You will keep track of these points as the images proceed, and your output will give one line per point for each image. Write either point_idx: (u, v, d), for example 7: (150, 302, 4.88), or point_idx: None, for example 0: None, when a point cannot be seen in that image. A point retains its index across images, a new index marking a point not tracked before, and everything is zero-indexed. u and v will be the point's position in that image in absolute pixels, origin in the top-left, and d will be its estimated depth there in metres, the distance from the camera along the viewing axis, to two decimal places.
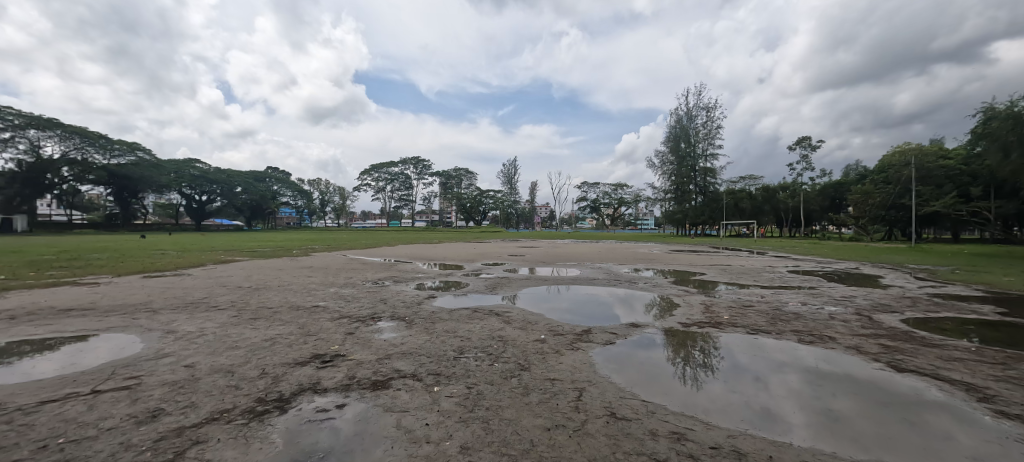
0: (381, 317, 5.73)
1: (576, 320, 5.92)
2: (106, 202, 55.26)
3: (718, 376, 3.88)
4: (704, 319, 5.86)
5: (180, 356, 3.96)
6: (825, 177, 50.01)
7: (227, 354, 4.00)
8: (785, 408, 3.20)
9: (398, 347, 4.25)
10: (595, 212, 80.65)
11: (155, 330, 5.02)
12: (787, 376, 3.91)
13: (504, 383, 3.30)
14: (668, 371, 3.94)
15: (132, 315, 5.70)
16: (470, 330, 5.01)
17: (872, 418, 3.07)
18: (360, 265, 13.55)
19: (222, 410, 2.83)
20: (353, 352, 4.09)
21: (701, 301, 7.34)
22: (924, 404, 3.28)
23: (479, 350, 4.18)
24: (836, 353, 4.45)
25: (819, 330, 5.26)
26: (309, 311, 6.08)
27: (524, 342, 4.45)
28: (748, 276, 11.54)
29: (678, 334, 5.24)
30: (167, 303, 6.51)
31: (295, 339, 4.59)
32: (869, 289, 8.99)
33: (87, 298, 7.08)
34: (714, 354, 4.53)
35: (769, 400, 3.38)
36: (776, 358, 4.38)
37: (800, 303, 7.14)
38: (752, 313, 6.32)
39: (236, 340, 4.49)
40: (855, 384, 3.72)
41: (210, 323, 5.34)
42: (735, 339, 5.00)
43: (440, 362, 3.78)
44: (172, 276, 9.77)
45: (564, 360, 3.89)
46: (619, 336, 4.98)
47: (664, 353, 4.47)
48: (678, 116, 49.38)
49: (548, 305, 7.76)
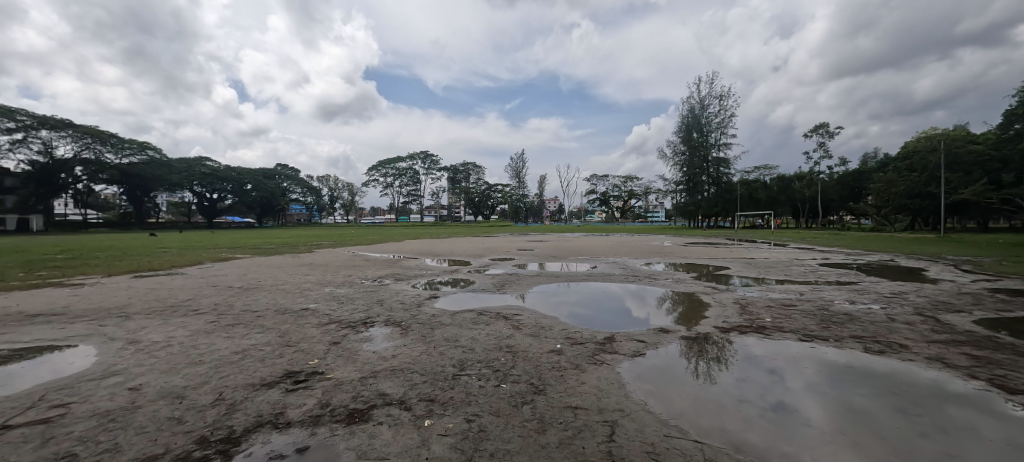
0: (374, 322, 5.07)
1: (591, 323, 5.18)
2: (121, 201, 56.36)
3: (746, 382, 3.37)
4: (744, 322, 5.04)
5: (130, 375, 3.34)
6: (843, 166, 48.49)
7: (186, 373, 3.36)
8: (856, 433, 2.57)
9: (387, 362, 3.58)
10: (605, 205, 79.60)
11: (118, 339, 4.44)
12: (829, 386, 3.32)
13: (513, 412, 2.64)
14: (694, 383, 3.29)
15: (100, 322, 5.11)
16: (475, 337, 4.32)
17: (956, 441, 2.49)
18: (362, 262, 12.93)
19: (148, 458, 2.18)
20: (333, 370, 3.43)
21: (734, 299, 6.53)
22: (1013, 421, 2.71)
23: (483, 364, 3.49)
24: (902, 363, 3.72)
25: (884, 336, 4.47)
26: (294, 314, 5.44)
27: (537, 354, 3.75)
28: (777, 270, 10.65)
29: (703, 335, 4.58)
30: (143, 307, 5.95)
31: (272, 351, 3.93)
32: (918, 285, 8.07)
33: (62, 301, 6.56)
34: (749, 359, 3.90)
35: (830, 416, 2.81)
36: (812, 363, 3.79)
37: (847, 301, 6.29)
38: (797, 313, 5.48)
39: (202, 353, 3.87)
40: (919, 391, 3.18)
41: (182, 330, 4.70)
42: (761, 339, 4.40)
43: (436, 383, 3.11)
44: (163, 276, 9.28)
45: (586, 379, 3.17)
46: (648, 344, 4.18)
47: (682, 355, 3.90)
48: (690, 105, 48.05)
49: (559, 301, 7.04)
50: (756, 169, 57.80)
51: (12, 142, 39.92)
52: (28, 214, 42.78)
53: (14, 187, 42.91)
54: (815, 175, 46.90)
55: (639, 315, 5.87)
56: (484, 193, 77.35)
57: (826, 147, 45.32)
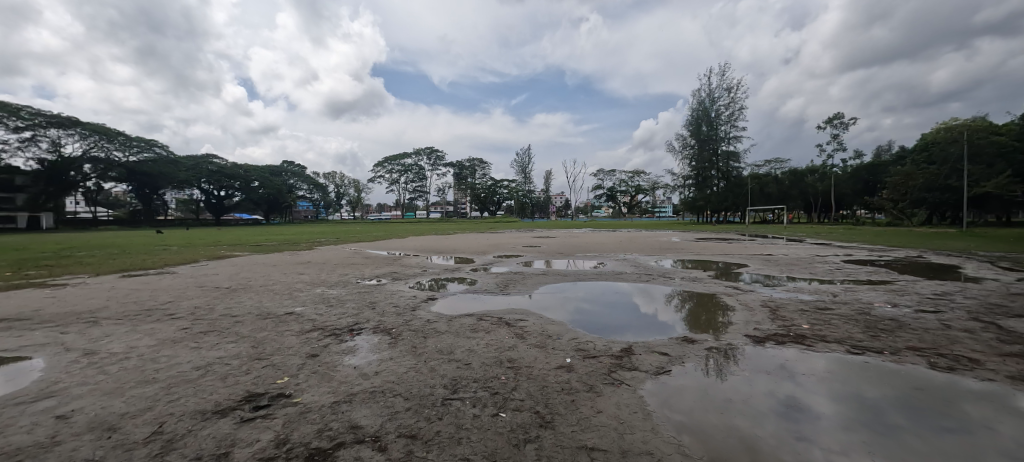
0: (362, 329, 4.55)
1: (583, 327, 4.62)
2: (131, 198, 56.85)
3: (779, 398, 2.86)
4: (779, 330, 4.43)
5: (64, 399, 2.83)
6: (858, 159, 47.17)
7: (130, 396, 2.85)
8: None
9: (366, 382, 3.04)
10: (612, 201, 78.62)
11: (73, 349, 3.95)
12: (879, 403, 2.79)
13: (513, 457, 2.09)
14: (721, 401, 2.76)
15: (63, 329, 4.65)
16: (473, 349, 3.78)
17: None
18: (362, 260, 12.46)
19: None
20: (303, 392, 2.90)
21: (760, 301, 5.96)
22: None
23: (479, 385, 2.94)
24: (971, 381, 3.14)
25: (946, 347, 3.86)
26: (276, 320, 4.96)
27: (542, 371, 3.19)
28: (800, 268, 9.94)
29: (724, 343, 4.04)
30: (117, 311, 5.48)
31: (238, 366, 3.41)
32: (961, 284, 7.37)
33: (35, 304, 6.13)
34: (781, 372, 3.34)
35: (917, 456, 2.18)
36: (853, 376, 3.26)
37: (889, 305, 5.64)
38: (836, 319, 4.87)
39: (158, 369, 3.36)
40: (1009, 417, 2.59)
41: (147, 339, 4.22)
42: (790, 349, 3.86)
43: (421, 411, 2.57)
44: (153, 275, 8.87)
45: (603, 407, 2.60)
46: (673, 358, 3.57)
47: (701, 366, 3.41)
48: (699, 98, 47.01)
49: (561, 295, 6.56)
50: (767, 162, 56.45)
51: (22, 141, 40.08)
52: (38, 213, 42.95)
53: (23, 185, 42.91)
54: (828, 169, 45.79)
55: (646, 315, 5.29)
56: (490, 189, 76.82)
57: (839, 139, 44.12)
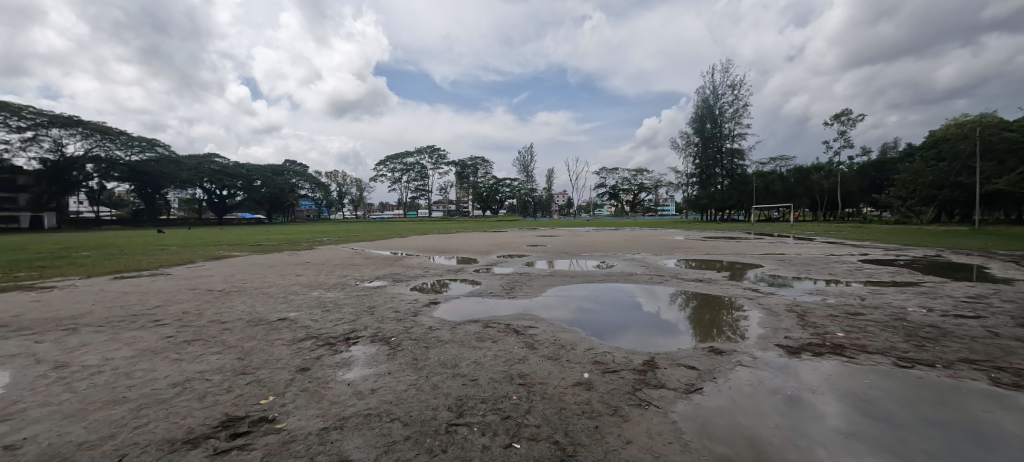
0: (358, 338, 4.19)
1: (581, 328, 4.38)
2: (134, 198, 56.72)
3: (834, 422, 2.46)
4: (813, 339, 4.05)
5: (18, 424, 2.50)
6: (864, 156, 46.62)
7: (93, 420, 2.51)
8: None
9: (360, 404, 2.69)
10: (614, 199, 78.14)
11: (44, 362, 3.61)
12: (947, 427, 2.40)
13: None
14: (764, 427, 2.38)
15: (40, 337, 4.34)
16: (479, 362, 3.42)
17: None
18: (362, 260, 12.16)
19: None
20: (288, 416, 2.55)
21: (782, 305, 5.60)
22: None
23: (489, 407, 2.60)
24: None
25: (1004, 360, 3.47)
26: (267, 327, 4.61)
27: (559, 390, 2.84)
28: (817, 269, 9.53)
29: (756, 355, 3.64)
30: (101, 317, 5.16)
31: (220, 383, 3.07)
32: (992, 286, 6.94)
33: (16, 309, 5.83)
34: (824, 389, 2.95)
35: None
36: (910, 393, 2.87)
37: (924, 309, 5.24)
38: (871, 326, 4.49)
39: (131, 387, 3.02)
40: None
41: (125, 350, 3.87)
42: (829, 362, 3.46)
43: (422, 441, 2.22)
44: (145, 277, 8.59)
45: (632, 436, 2.25)
46: (703, 373, 3.20)
47: (736, 382, 3.02)
48: (704, 95, 46.48)
49: (566, 294, 6.30)
50: (772, 159, 55.80)
51: (23, 140, 39.75)
52: (41, 213, 42.88)
53: (25, 185, 42.66)
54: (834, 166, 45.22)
55: (650, 313, 4.98)
56: (492, 188, 76.45)
57: (846, 136, 43.55)
